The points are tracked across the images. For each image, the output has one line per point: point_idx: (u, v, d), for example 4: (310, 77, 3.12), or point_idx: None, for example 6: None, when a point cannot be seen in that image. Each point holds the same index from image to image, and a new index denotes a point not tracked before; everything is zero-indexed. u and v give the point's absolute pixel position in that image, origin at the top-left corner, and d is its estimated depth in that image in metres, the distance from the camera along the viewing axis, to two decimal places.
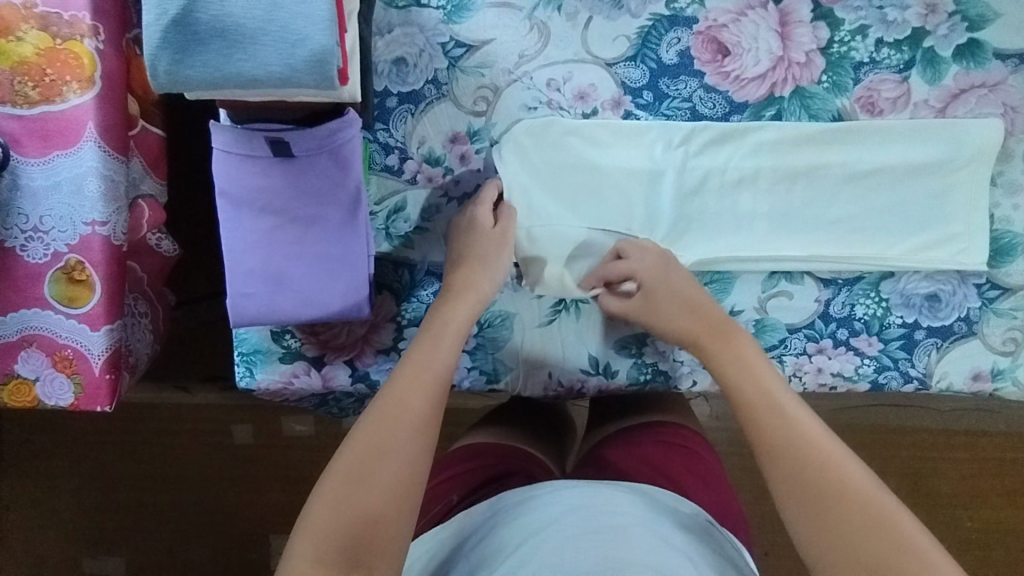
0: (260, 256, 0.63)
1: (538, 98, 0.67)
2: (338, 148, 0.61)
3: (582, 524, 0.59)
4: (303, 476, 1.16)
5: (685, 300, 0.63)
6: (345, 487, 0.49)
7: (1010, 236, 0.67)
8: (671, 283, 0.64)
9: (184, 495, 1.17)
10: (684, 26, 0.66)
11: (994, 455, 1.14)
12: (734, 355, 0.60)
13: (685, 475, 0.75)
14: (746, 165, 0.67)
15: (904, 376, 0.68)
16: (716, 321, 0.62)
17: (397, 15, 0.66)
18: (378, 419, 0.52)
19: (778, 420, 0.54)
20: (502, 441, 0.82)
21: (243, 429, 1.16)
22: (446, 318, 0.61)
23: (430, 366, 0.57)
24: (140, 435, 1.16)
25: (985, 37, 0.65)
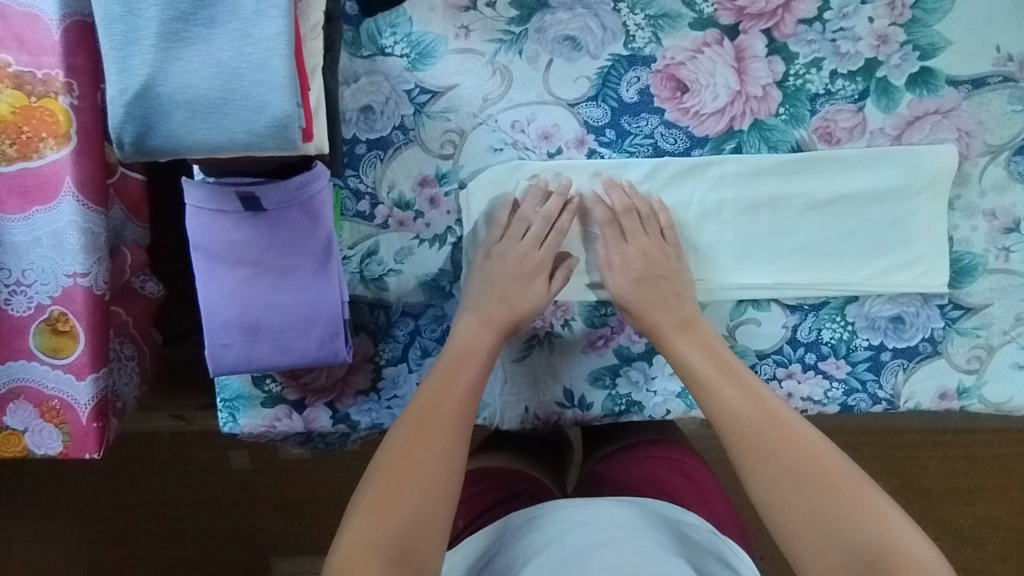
0: (236, 307, 0.64)
1: (503, 140, 0.69)
2: (309, 200, 0.63)
3: (588, 537, 0.63)
4: (302, 499, 1.17)
5: (649, 283, 0.67)
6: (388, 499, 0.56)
7: (969, 256, 0.68)
8: (663, 266, 0.67)
9: (183, 522, 1.18)
10: (642, 65, 0.67)
11: (982, 453, 1.16)
12: (703, 346, 0.65)
13: (686, 488, 0.77)
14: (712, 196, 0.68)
15: (873, 398, 0.69)
16: (681, 313, 0.67)
17: (362, 64, 0.68)
18: (404, 436, 0.59)
19: (749, 402, 0.61)
20: (502, 466, 0.84)
21: (240, 454, 1.17)
22: (471, 339, 0.66)
23: (448, 383, 0.62)
24: (137, 465, 1.17)
25: (936, 65, 0.66)
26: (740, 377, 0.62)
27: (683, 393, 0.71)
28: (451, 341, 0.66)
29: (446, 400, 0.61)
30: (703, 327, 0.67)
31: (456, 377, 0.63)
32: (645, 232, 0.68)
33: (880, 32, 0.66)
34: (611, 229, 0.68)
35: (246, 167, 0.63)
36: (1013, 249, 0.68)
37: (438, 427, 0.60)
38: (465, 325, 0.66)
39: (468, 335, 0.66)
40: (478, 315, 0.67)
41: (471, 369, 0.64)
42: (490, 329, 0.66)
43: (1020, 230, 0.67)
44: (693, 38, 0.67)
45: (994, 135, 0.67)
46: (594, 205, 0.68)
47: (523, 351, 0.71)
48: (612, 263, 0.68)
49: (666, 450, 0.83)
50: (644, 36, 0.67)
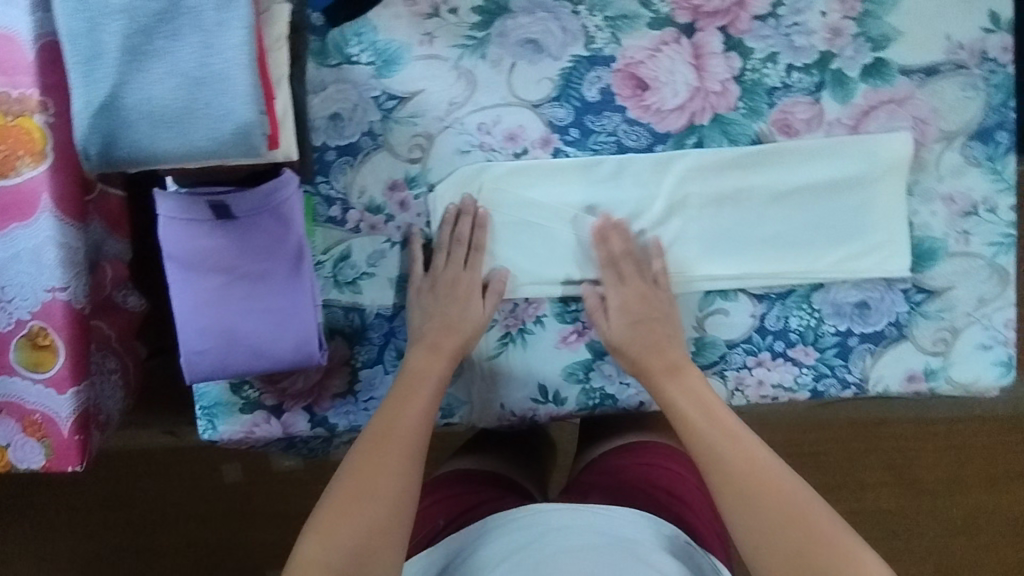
0: (210, 315, 0.65)
1: (470, 142, 0.70)
2: (277, 207, 0.64)
3: (567, 540, 0.64)
4: (293, 510, 1.18)
5: (645, 327, 0.69)
6: (349, 505, 0.59)
7: (930, 241, 0.69)
8: (652, 313, 0.69)
9: (178, 537, 1.18)
10: (603, 65, 0.69)
11: (972, 441, 1.17)
12: (685, 390, 0.67)
13: (670, 488, 0.78)
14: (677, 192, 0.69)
15: (842, 382, 0.71)
16: (670, 359, 0.69)
17: (330, 73, 0.69)
18: (367, 448, 0.63)
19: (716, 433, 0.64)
20: (488, 468, 0.85)
21: (232, 468, 1.17)
22: (424, 370, 0.68)
23: (409, 405, 0.66)
24: (129, 481, 1.17)
25: (889, 56, 0.67)
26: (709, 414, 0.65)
27: None
28: (404, 367, 0.68)
29: (397, 425, 0.64)
30: (692, 372, 0.68)
31: (406, 404, 0.66)
32: (637, 277, 0.70)
33: (833, 25, 0.67)
34: (611, 274, 0.70)
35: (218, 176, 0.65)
36: (972, 232, 0.69)
37: (390, 449, 0.63)
38: (418, 354, 0.68)
39: (420, 366, 0.68)
40: (427, 345, 0.69)
41: (429, 393, 0.67)
42: (441, 358, 0.68)
43: (977, 214, 0.69)
44: (651, 38, 0.68)
45: (950, 122, 0.68)
46: (596, 249, 0.70)
47: (496, 349, 0.72)
48: (610, 305, 0.70)
49: (653, 449, 0.84)
50: (604, 37, 0.68)
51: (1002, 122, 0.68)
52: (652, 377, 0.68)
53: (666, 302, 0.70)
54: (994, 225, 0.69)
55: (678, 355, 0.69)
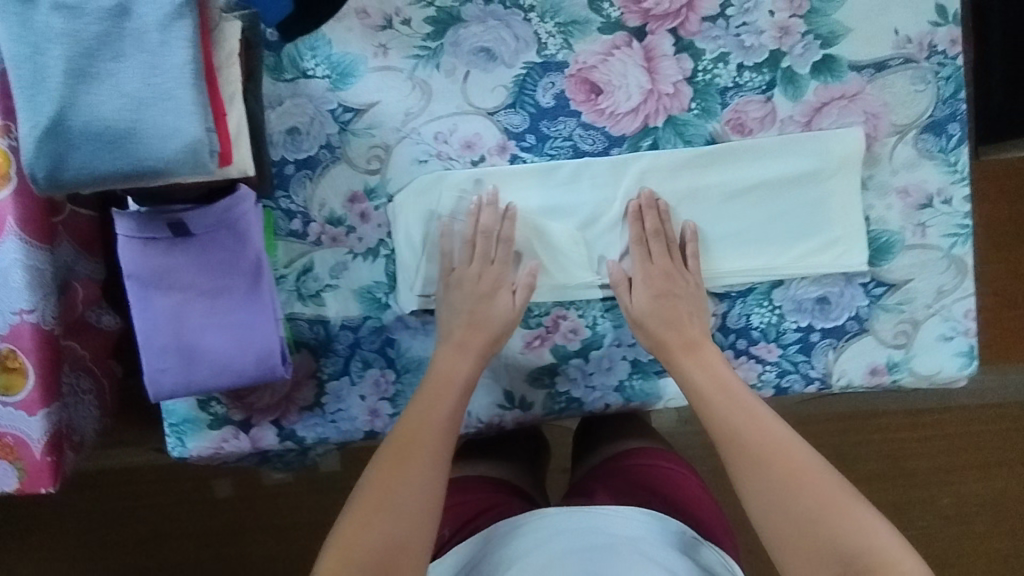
0: (171, 331, 0.65)
1: (427, 152, 0.70)
2: (234, 223, 0.65)
3: (575, 543, 0.64)
4: (285, 523, 1.17)
5: (667, 300, 0.69)
6: (375, 512, 0.59)
7: (887, 235, 0.70)
8: (673, 287, 0.69)
9: (168, 554, 1.18)
10: (556, 70, 0.69)
11: (959, 430, 1.17)
12: (706, 373, 0.67)
13: (676, 489, 0.79)
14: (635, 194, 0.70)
15: (806, 378, 0.71)
16: (686, 335, 0.68)
17: (286, 88, 0.70)
18: (391, 454, 0.63)
19: (742, 418, 0.63)
20: (490, 474, 0.85)
21: (222, 483, 1.17)
22: (449, 365, 0.68)
23: (435, 410, 0.65)
24: (118, 501, 1.17)
25: (838, 52, 0.68)
26: (733, 400, 0.65)
27: (621, 387, 0.72)
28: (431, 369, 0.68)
29: (420, 431, 0.64)
30: (706, 347, 0.69)
31: (433, 408, 0.66)
32: (667, 255, 0.70)
33: (782, 24, 0.68)
34: (639, 249, 0.70)
35: (176, 193, 0.64)
36: (928, 224, 0.70)
37: (412, 454, 0.63)
38: (445, 351, 0.69)
39: (444, 362, 0.68)
40: (453, 343, 0.69)
41: (454, 397, 0.67)
42: (466, 354, 0.68)
43: (932, 206, 0.69)
44: (603, 42, 0.69)
45: (901, 115, 0.68)
46: (631, 224, 0.70)
47: None
48: (636, 282, 0.70)
49: (655, 452, 0.84)
50: (556, 43, 0.69)
51: (954, 114, 0.68)
52: (671, 356, 0.68)
53: (689, 278, 0.70)
54: (951, 216, 0.69)
55: (697, 332, 0.69)
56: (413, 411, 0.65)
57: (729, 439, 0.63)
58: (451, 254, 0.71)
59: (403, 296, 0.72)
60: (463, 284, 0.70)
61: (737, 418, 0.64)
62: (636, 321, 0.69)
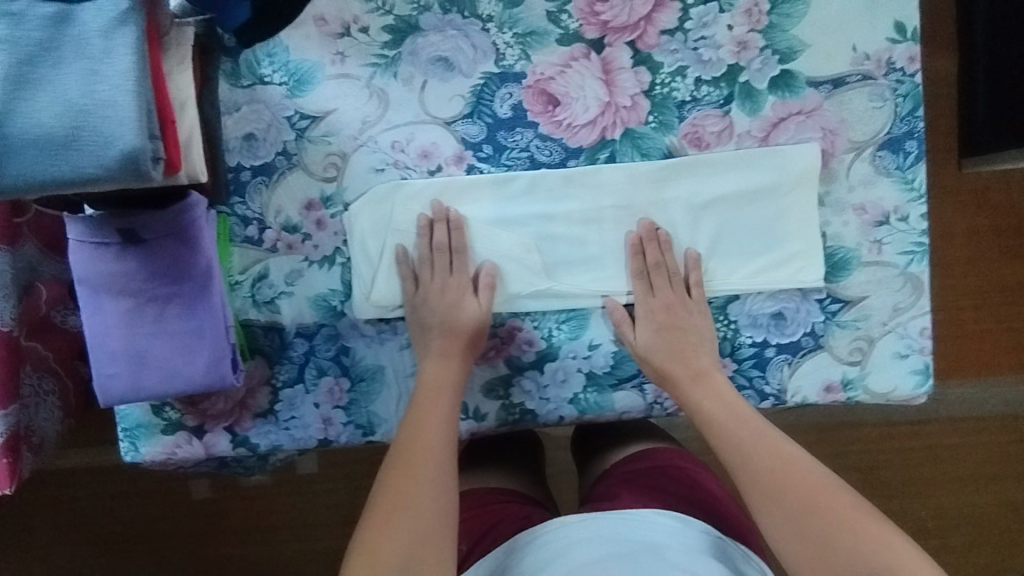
0: (122, 337, 0.65)
1: (384, 160, 0.70)
2: (186, 230, 0.65)
3: (589, 553, 0.62)
4: (261, 524, 1.17)
5: (671, 333, 0.69)
6: (395, 516, 0.61)
7: (843, 252, 0.70)
8: (676, 320, 0.70)
9: (142, 554, 1.18)
10: (514, 81, 0.69)
11: (939, 443, 1.16)
12: (711, 395, 0.68)
13: (692, 490, 0.77)
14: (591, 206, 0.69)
15: (760, 394, 0.71)
16: (692, 364, 0.69)
17: (242, 94, 0.69)
18: (400, 462, 0.64)
19: (746, 435, 0.65)
20: (493, 485, 0.83)
21: (200, 483, 1.17)
22: (438, 379, 0.68)
23: (433, 417, 0.67)
24: (91, 501, 1.17)
25: (796, 68, 0.68)
26: (734, 414, 0.67)
27: (575, 399, 0.72)
28: (421, 378, 0.69)
29: (422, 439, 0.65)
30: (717, 376, 0.69)
31: (429, 426, 0.66)
32: (671, 286, 0.70)
33: (740, 38, 0.68)
34: (641, 283, 0.70)
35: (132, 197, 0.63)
36: (884, 241, 0.69)
37: (421, 461, 0.64)
38: (432, 366, 0.69)
39: (433, 376, 0.68)
40: (435, 352, 0.69)
41: (448, 403, 0.68)
42: (453, 355, 0.69)
43: (889, 223, 0.69)
44: (561, 53, 0.68)
45: (858, 132, 0.68)
46: (631, 258, 0.70)
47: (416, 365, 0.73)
48: (638, 316, 0.71)
49: (659, 455, 0.82)
50: (514, 54, 0.68)
51: (911, 131, 0.68)
52: (680, 387, 0.69)
53: (691, 307, 0.70)
54: (907, 234, 0.69)
55: (707, 362, 0.69)
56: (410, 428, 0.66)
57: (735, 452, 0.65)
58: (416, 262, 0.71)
59: (358, 305, 0.71)
60: (428, 300, 0.71)
61: (737, 431, 0.66)
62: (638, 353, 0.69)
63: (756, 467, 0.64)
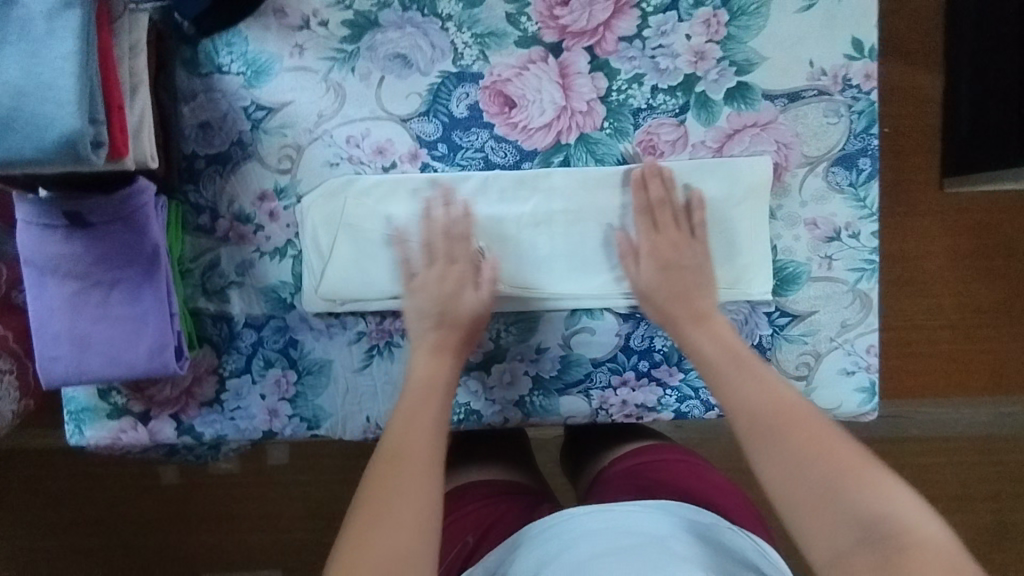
0: (66, 320, 0.65)
1: (339, 155, 0.70)
2: (134, 215, 0.65)
3: (597, 543, 0.61)
4: (228, 513, 1.17)
5: (675, 272, 0.68)
6: (372, 517, 0.55)
7: (793, 265, 0.70)
8: (682, 260, 0.68)
9: (108, 537, 1.18)
10: (470, 81, 0.69)
11: (913, 461, 1.16)
12: (723, 351, 0.64)
13: (702, 484, 0.75)
14: (540, 210, 0.69)
15: (705, 404, 0.71)
16: (696, 307, 0.67)
17: (200, 82, 0.69)
18: (382, 462, 0.60)
19: (755, 387, 0.61)
20: (491, 478, 0.81)
21: (170, 468, 1.16)
22: (433, 359, 0.67)
23: (421, 417, 0.63)
24: (56, 482, 1.17)
25: (752, 80, 0.68)
26: (742, 366, 0.63)
27: (521, 402, 0.72)
28: (410, 378, 0.67)
29: (407, 441, 0.61)
30: (718, 320, 0.67)
31: (415, 420, 0.63)
32: (676, 223, 0.69)
33: (697, 48, 0.68)
34: (643, 220, 0.69)
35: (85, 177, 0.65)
36: (834, 257, 0.69)
37: (403, 463, 0.59)
38: (425, 359, 0.67)
39: (423, 371, 0.67)
40: (431, 349, 0.68)
41: (438, 405, 0.65)
42: (445, 359, 0.67)
43: (839, 239, 0.69)
44: (519, 56, 0.68)
45: (812, 147, 0.68)
46: (633, 193, 0.69)
47: (362, 362, 0.72)
48: (642, 254, 0.69)
49: (659, 450, 0.80)
50: (472, 54, 0.68)
51: (865, 149, 0.68)
52: (676, 325, 0.67)
53: (696, 248, 0.69)
54: (857, 251, 0.69)
55: (706, 304, 0.68)
56: (394, 431, 0.62)
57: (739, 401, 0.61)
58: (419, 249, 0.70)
59: (307, 297, 0.71)
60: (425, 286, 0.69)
61: (741, 379, 0.62)
62: (643, 298, 0.68)
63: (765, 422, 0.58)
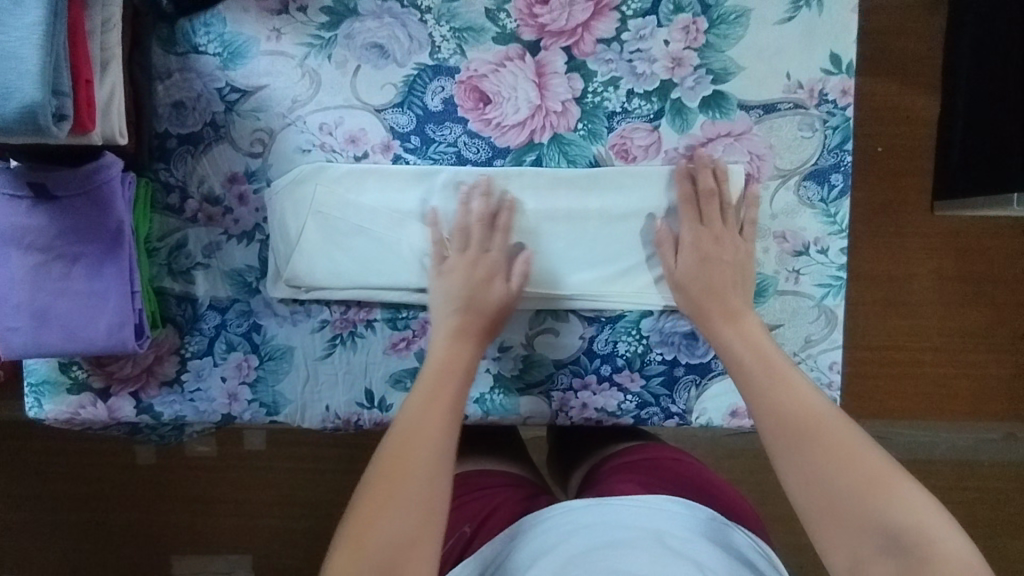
0: (26, 292, 0.64)
1: (311, 141, 0.70)
2: (100, 190, 0.65)
3: (587, 542, 0.59)
4: (200, 496, 1.16)
5: (714, 265, 0.67)
6: (381, 501, 0.54)
7: (760, 278, 0.70)
8: (721, 253, 0.67)
9: (79, 513, 1.18)
10: (446, 75, 0.69)
11: None
12: (752, 349, 0.63)
13: (701, 480, 0.73)
14: (507, 203, 0.68)
15: (665, 412, 0.71)
16: (731, 304, 0.66)
17: (175, 61, 0.69)
18: (394, 441, 0.58)
19: (787, 393, 0.59)
20: (482, 468, 0.79)
21: (145, 447, 1.16)
22: (449, 339, 0.66)
23: (435, 399, 0.62)
24: (30, 455, 1.17)
25: (728, 89, 0.67)
26: (775, 368, 0.61)
27: (481, 399, 0.72)
28: (429, 360, 0.65)
29: (420, 422, 0.60)
30: (751, 318, 0.66)
31: (433, 398, 0.62)
32: (722, 219, 0.68)
33: (675, 55, 0.67)
34: (688, 213, 0.67)
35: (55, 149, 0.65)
36: (802, 271, 0.69)
37: (415, 444, 0.58)
38: (443, 343, 0.66)
39: (443, 353, 0.65)
40: (455, 331, 0.66)
41: (453, 388, 0.63)
42: (467, 340, 0.66)
43: (808, 254, 0.69)
44: (496, 52, 0.68)
45: (785, 160, 0.68)
46: (678, 186, 0.67)
47: (325, 350, 0.72)
48: (682, 243, 0.67)
49: (649, 445, 0.78)
50: (449, 48, 0.68)
51: (838, 164, 0.68)
52: (708, 319, 0.66)
53: (740, 245, 0.68)
54: (825, 266, 0.69)
55: (739, 300, 0.67)
56: (411, 408, 0.61)
57: (768, 404, 0.59)
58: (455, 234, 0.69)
59: (272, 282, 0.71)
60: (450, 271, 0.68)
61: (772, 381, 0.60)
62: (676, 284, 0.67)
63: (797, 428, 0.57)
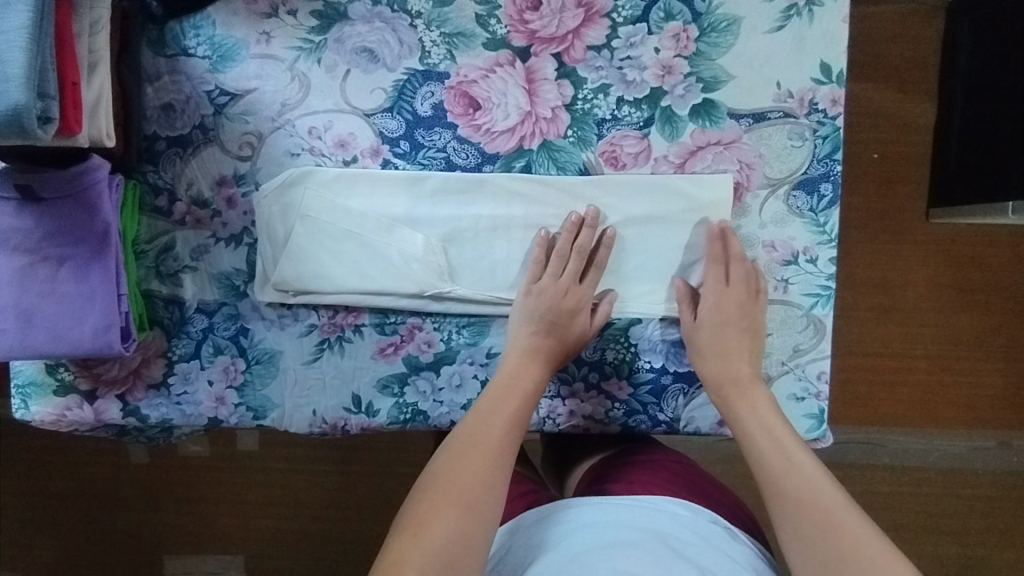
0: (12, 293, 0.64)
1: (300, 145, 0.70)
2: (87, 192, 0.65)
3: (591, 541, 0.58)
4: (193, 497, 1.16)
5: (730, 330, 0.67)
6: (439, 497, 0.57)
7: None
8: (739, 315, 0.68)
9: (73, 512, 1.18)
10: (436, 80, 0.68)
11: None
12: (762, 424, 0.64)
13: (697, 483, 0.72)
14: (604, 233, 0.69)
15: (653, 420, 0.70)
16: (740, 374, 0.66)
17: (165, 63, 0.69)
18: (457, 448, 0.61)
19: (795, 476, 0.59)
20: None
21: (139, 447, 1.16)
22: (518, 352, 0.67)
23: (501, 410, 0.64)
24: (23, 454, 1.17)
25: (719, 98, 0.67)
26: (783, 453, 0.61)
27: (468, 406, 0.71)
28: (501, 369, 0.67)
29: (483, 434, 0.62)
30: (762, 393, 0.66)
31: (499, 409, 0.64)
32: (743, 281, 0.67)
33: (665, 62, 0.67)
34: (714, 271, 0.68)
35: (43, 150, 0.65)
36: (791, 280, 0.69)
37: (477, 451, 0.60)
38: (514, 359, 0.67)
39: (516, 366, 0.67)
40: (528, 348, 0.67)
41: (517, 403, 0.65)
42: (537, 363, 0.67)
43: (797, 263, 0.69)
44: (486, 58, 0.68)
45: (774, 169, 0.68)
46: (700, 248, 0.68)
47: (312, 354, 0.72)
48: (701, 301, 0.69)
49: (641, 448, 0.78)
50: (439, 53, 0.68)
51: (827, 174, 0.68)
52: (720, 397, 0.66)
53: (757, 309, 0.68)
54: (814, 276, 0.69)
55: (754, 370, 0.67)
56: (477, 413, 0.64)
57: (777, 490, 0.59)
58: (539, 265, 0.69)
59: (259, 286, 0.70)
60: (540, 297, 0.69)
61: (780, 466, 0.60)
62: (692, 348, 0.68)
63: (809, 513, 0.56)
